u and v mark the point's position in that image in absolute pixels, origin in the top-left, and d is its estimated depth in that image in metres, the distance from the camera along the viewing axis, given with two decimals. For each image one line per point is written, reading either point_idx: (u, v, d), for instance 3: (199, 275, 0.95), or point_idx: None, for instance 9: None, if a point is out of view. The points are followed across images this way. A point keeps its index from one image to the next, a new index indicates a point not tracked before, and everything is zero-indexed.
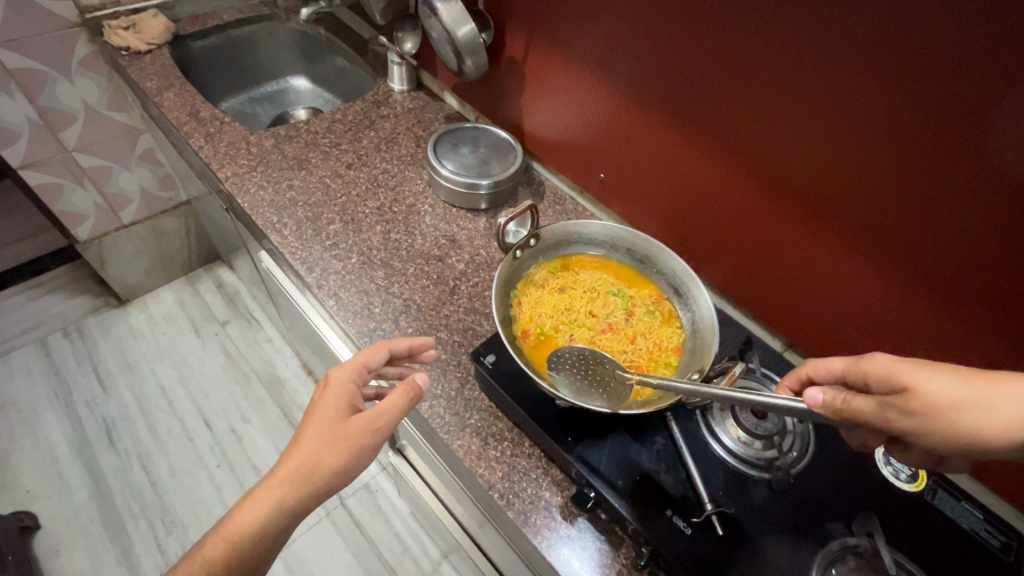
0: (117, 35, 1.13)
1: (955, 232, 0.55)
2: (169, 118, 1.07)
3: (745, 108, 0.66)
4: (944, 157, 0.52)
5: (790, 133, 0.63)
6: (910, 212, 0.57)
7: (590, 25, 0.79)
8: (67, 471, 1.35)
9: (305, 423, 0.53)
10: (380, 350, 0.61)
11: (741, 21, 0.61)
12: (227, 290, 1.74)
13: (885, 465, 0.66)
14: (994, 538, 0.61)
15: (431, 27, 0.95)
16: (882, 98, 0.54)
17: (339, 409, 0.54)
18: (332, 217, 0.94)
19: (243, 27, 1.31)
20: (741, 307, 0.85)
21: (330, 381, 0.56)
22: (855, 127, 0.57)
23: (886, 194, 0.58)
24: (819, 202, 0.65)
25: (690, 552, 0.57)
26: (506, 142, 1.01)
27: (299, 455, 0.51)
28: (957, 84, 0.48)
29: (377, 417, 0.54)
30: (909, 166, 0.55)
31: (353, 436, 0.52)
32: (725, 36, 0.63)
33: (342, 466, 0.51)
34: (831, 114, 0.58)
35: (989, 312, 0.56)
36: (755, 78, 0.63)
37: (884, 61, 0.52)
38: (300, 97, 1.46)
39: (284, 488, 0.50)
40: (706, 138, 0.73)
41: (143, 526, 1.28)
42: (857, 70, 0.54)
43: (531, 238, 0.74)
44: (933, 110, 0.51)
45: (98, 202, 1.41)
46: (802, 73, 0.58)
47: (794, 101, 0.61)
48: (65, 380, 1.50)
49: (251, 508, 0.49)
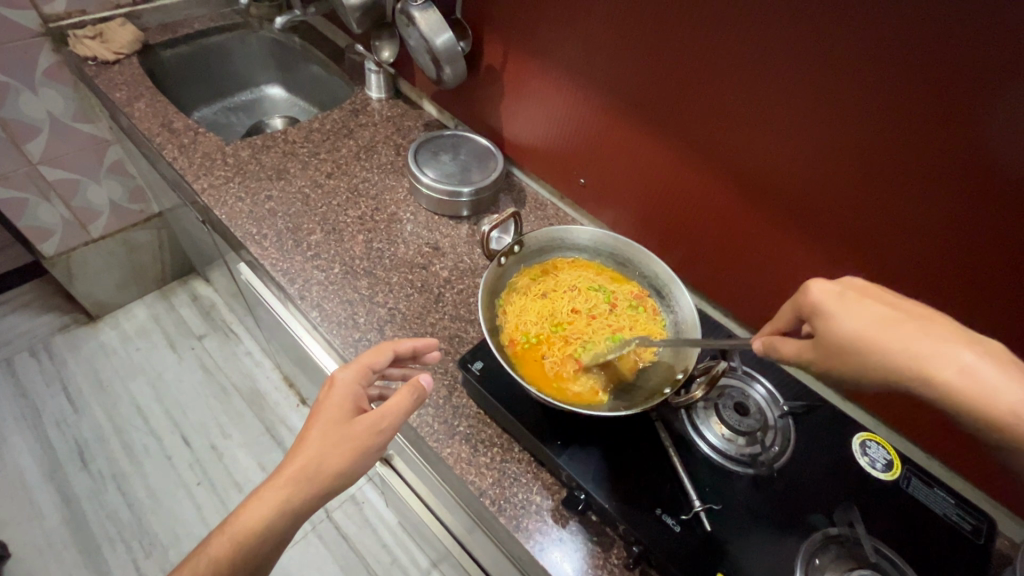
0: (83, 45, 1.11)
1: (946, 232, 0.56)
2: (141, 129, 1.05)
3: (732, 113, 0.67)
4: (933, 160, 0.54)
5: (777, 138, 0.64)
6: (900, 213, 0.58)
7: (567, 34, 0.80)
8: (38, 496, 1.30)
9: (308, 425, 0.53)
10: (385, 352, 0.61)
11: (727, 28, 0.62)
12: (203, 303, 1.70)
13: (862, 455, 0.69)
14: (965, 522, 0.64)
15: (409, 35, 0.96)
16: (871, 102, 0.55)
17: (343, 408, 0.54)
18: (312, 227, 0.93)
19: (215, 36, 1.29)
20: (722, 307, 0.86)
21: (336, 381, 0.56)
22: (843, 131, 0.58)
23: (876, 195, 0.59)
24: (808, 205, 0.66)
25: (679, 549, 0.58)
26: (486, 149, 1.02)
27: (304, 454, 0.51)
28: (945, 87, 0.50)
29: (383, 416, 0.54)
30: (897, 168, 0.56)
31: (359, 435, 0.52)
32: (711, 44, 0.64)
33: (346, 466, 0.51)
34: (820, 118, 0.59)
35: (982, 308, 0.58)
36: (743, 84, 0.64)
37: (871, 67, 0.53)
38: (275, 106, 1.44)
39: (290, 488, 0.49)
40: (692, 145, 0.74)
41: (120, 548, 1.24)
42: (846, 75, 0.55)
43: (516, 246, 0.75)
44: (920, 114, 0.52)
45: (66, 216, 1.36)
46: (790, 78, 0.60)
47: (781, 106, 0.62)
48: (34, 401, 1.44)
49: (256, 507, 0.49)
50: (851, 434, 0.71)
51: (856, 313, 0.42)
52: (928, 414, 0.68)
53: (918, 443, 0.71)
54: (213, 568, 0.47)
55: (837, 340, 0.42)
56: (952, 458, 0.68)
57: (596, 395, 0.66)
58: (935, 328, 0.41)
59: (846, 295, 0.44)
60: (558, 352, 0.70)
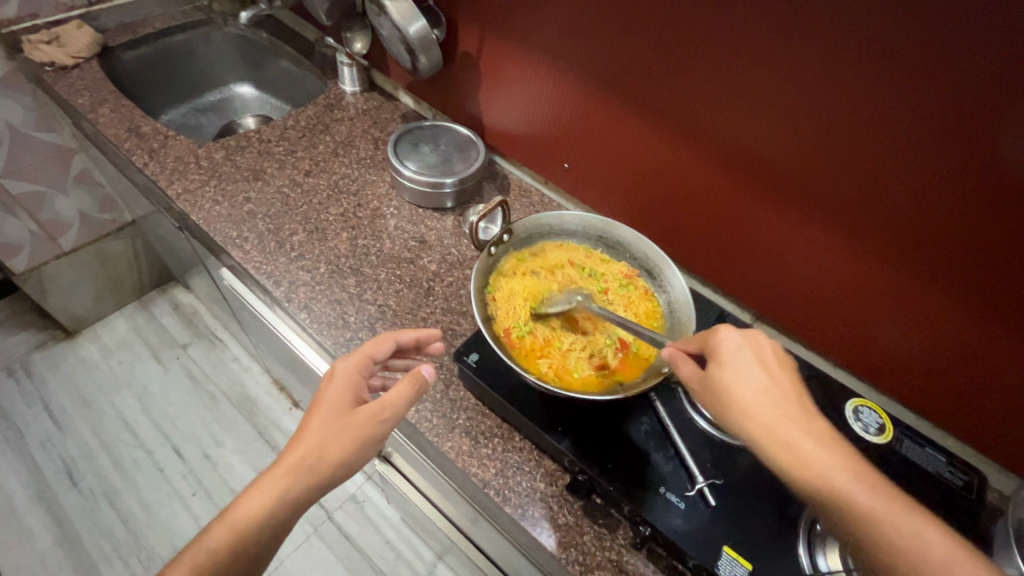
0: (39, 50, 1.06)
1: (929, 208, 0.57)
2: (107, 136, 1.01)
3: (724, 96, 0.66)
4: (913, 133, 0.54)
5: (769, 118, 0.64)
6: (883, 188, 0.59)
7: (544, 16, 0.79)
8: (28, 519, 1.26)
9: (310, 414, 0.52)
10: (387, 341, 0.60)
11: (715, 10, 0.61)
12: (185, 312, 1.66)
13: (855, 421, 0.70)
14: (956, 478, 0.65)
15: (381, 25, 0.93)
16: (864, 80, 0.55)
17: (345, 398, 0.53)
18: (295, 227, 0.91)
19: (178, 35, 1.25)
20: (710, 284, 0.86)
21: (336, 371, 0.55)
22: (835, 110, 0.58)
23: (870, 173, 0.59)
24: (802, 185, 0.66)
25: (685, 525, 0.59)
26: (467, 139, 1.00)
27: (304, 445, 0.50)
28: (938, 62, 0.50)
29: (383, 408, 0.53)
30: (890, 144, 0.56)
31: (360, 426, 0.52)
32: (701, 27, 0.63)
33: (346, 456, 0.50)
34: (812, 97, 0.59)
35: (971, 285, 0.58)
36: (734, 66, 0.63)
37: (863, 44, 0.53)
38: (246, 105, 1.40)
39: (289, 478, 0.49)
40: (683, 128, 0.73)
41: (119, 566, 1.22)
42: (831, 53, 0.55)
43: (505, 234, 0.74)
44: (910, 92, 0.53)
45: (33, 229, 1.32)
46: (782, 58, 0.59)
47: (767, 88, 0.62)
48: (15, 423, 1.40)
49: (254, 496, 0.48)
50: (843, 401, 0.72)
51: (736, 367, 0.49)
52: (915, 377, 0.69)
53: (906, 405, 0.73)
54: (214, 559, 0.47)
55: (713, 375, 0.50)
56: (941, 417, 0.70)
57: (550, 376, 0.66)
58: (789, 404, 0.48)
59: (741, 348, 0.51)
60: (550, 343, 0.70)
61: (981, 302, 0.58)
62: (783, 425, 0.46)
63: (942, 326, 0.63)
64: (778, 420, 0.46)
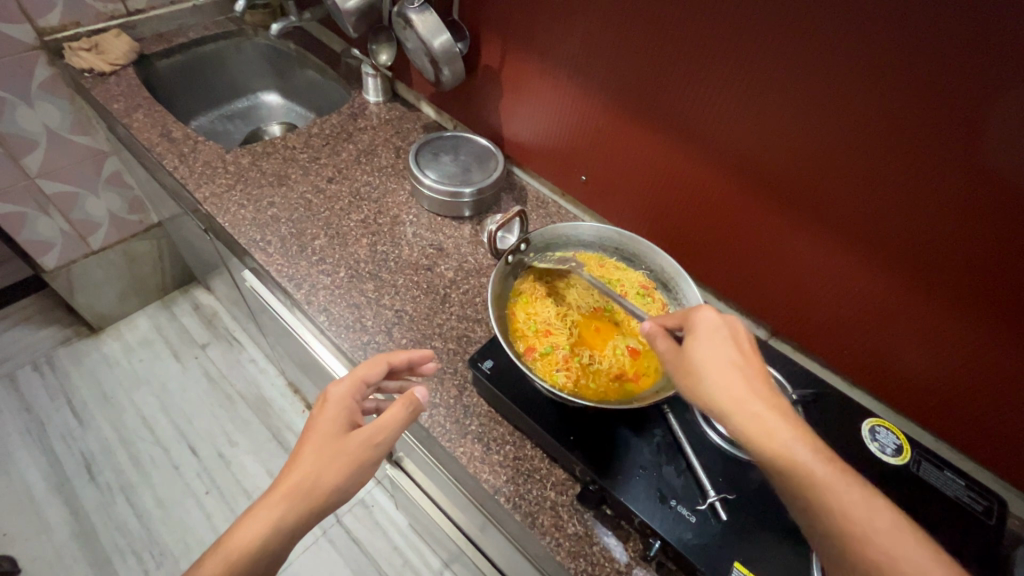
0: (79, 58, 1.11)
1: (943, 224, 0.57)
2: (140, 140, 1.05)
3: (737, 112, 0.67)
4: (925, 151, 0.55)
5: (784, 135, 0.64)
6: (896, 203, 0.59)
7: (566, 32, 0.80)
8: (46, 511, 1.29)
9: (303, 441, 0.53)
10: (378, 364, 0.61)
11: (731, 28, 0.62)
12: (204, 312, 1.70)
13: (872, 441, 0.69)
14: (976, 503, 0.63)
15: (406, 38, 0.96)
16: (876, 97, 0.55)
17: (339, 425, 0.54)
18: (316, 232, 0.93)
19: (210, 45, 1.29)
20: (723, 296, 0.86)
21: (329, 396, 0.56)
22: (848, 128, 0.59)
23: (882, 191, 0.60)
24: (813, 200, 0.66)
25: (697, 539, 0.59)
26: (486, 149, 1.02)
27: (300, 471, 0.51)
28: (952, 81, 0.50)
29: (379, 430, 0.54)
30: (902, 160, 0.57)
31: (355, 451, 0.52)
32: (715, 43, 0.64)
33: (343, 482, 0.51)
34: (827, 115, 0.60)
35: (988, 303, 0.58)
36: (748, 83, 0.64)
37: (878, 64, 0.54)
38: (271, 112, 1.44)
39: (285, 505, 0.49)
40: (697, 142, 0.74)
41: (131, 560, 1.24)
42: (842, 70, 0.56)
43: (522, 243, 0.75)
44: (920, 109, 0.53)
45: (64, 228, 1.36)
46: (797, 77, 0.60)
47: (779, 102, 0.63)
48: (38, 416, 1.44)
49: (248, 526, 0.47)
50: (860, 420, 0.71)
51: (711, 343, 0.49)
52: (932, 395, 0.68)
53: (927, 427, 0.72)
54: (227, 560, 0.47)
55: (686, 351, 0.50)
56: (958, 438, 0.69)
57: (569, 387, 0.67)
58: (757, 386, 0.47)
59: (717, 327, 0.51)
60: (572, 356, 0.70)
61: (995, 321, 0.58)
62: (731, 384, 0.47)
63: (959, 345, 0.62)
64: (730, 383, 0.47)
